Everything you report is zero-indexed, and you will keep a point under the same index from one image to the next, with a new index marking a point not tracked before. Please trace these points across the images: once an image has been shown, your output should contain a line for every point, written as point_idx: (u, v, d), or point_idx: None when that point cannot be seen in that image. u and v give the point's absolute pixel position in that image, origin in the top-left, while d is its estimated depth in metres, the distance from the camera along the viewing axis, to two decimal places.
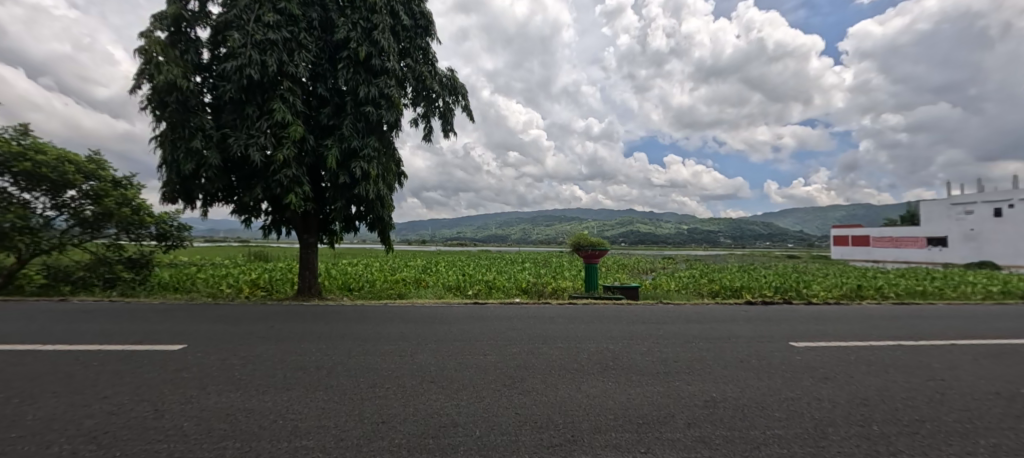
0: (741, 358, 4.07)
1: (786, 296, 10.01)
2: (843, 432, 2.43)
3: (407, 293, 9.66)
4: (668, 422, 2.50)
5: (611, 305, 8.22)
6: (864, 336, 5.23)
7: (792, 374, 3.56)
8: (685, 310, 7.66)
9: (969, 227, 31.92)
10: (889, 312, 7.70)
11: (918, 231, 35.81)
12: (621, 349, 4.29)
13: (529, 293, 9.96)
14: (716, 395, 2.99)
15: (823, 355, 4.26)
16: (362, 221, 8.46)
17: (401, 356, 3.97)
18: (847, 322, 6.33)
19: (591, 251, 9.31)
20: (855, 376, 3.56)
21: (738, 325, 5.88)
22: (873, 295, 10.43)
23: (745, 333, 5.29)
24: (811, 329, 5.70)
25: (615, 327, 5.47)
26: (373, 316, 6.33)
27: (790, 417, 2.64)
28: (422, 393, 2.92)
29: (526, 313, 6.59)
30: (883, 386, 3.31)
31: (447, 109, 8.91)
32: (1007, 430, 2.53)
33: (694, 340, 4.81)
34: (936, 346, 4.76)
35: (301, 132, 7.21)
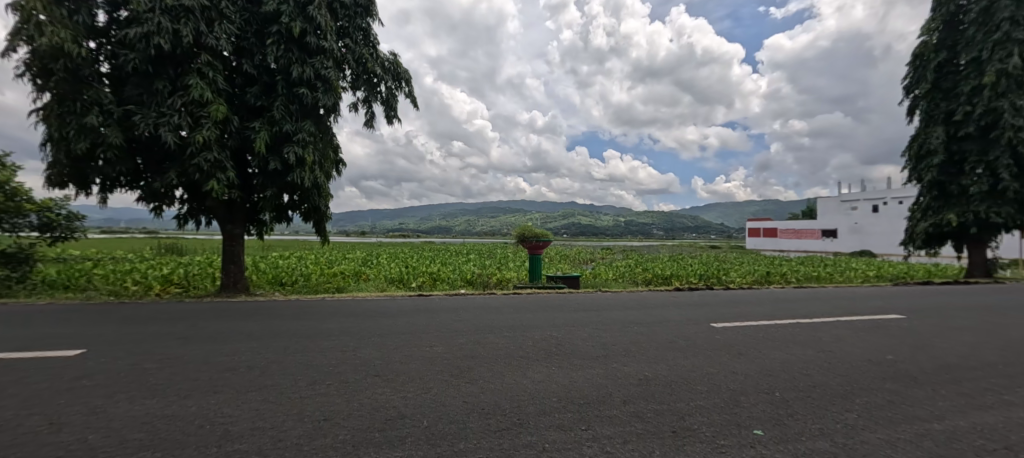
0: (670, 340, 4.44)
1: (709, 283, 11.01)
2: (753, 399, 2.79)
3: (346, 287, 9.27)
4: (606, 400, 2.70)
5: (554, 294, 8.54)
6: (772, 316, 5.94)
7: (712, 352, 3.98)
8: (622, 297, 8.13)
9: (854, 221, 36.85)
10: (792, 295, 8.78)
11: (816, 224, 40.78)
12: (563, 335, 4.50)
13: (474, 284, 10.04)
14: (648, 374, 3.26)
15: (738, 334, 4.79)
16: (295, 210, 7.94)
17: (344, 351, 3.84)
18: (759, 305, 7.13)
19: (535, 243, 9.51)
20: (764, 351, 4.05)
21: (667, 310, 6.37)
22: (779, 281, 11.82)
23: (674, 317, 5.77)
24: (729, 311, 6.35)
25: (558, 315, 5.71)
26: (310, 311, 6.04)
27: (710, 390, 2.96)
28: (367, 388, 2.87)
29: (471, 305, 6.61)
30: (786, 359, 3.79)
31: (389, 95, 8.59)
32: (875, 389, 3.05)
33: (630, 325, 5.17)
34: (826, 323, 5.55)
35: (224, 113, 6.58)
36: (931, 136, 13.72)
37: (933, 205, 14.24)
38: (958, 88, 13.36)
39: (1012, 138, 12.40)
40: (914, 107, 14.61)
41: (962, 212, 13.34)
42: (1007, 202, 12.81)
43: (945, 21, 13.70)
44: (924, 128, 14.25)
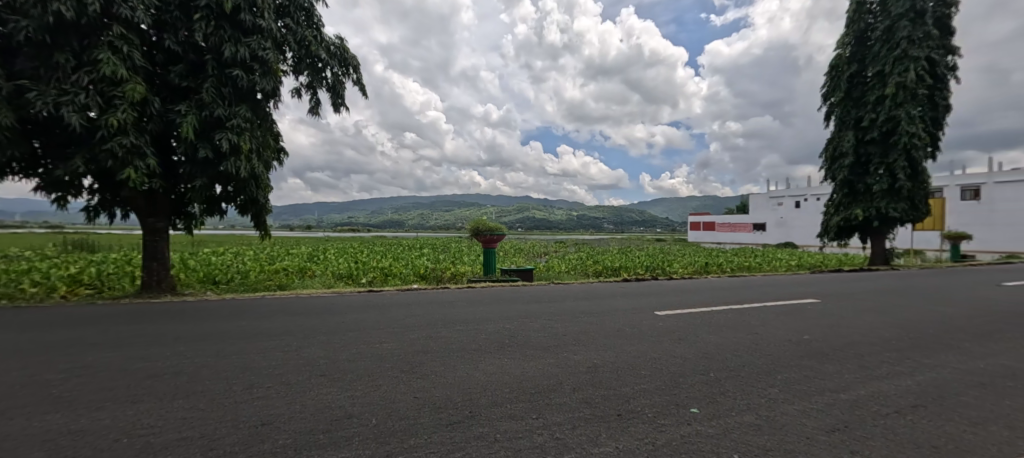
0: (617, 328, 4.65)
1: (654, 274, 11.61)
2: (690, 381, 3.00)
3: (289, 284, 8.77)
4: (556, 389, 2.78)
5: (507, 287, 8.62)
6: (709, 304, 6.38)
7: (655, 338, 4.22)
8: (574, 289, 8.35)
9: (780, 215, 40.46)
10: (727, 283, 9.48)
11: (749, 218, 44.14)
12: (516, 327, 4.57)
13: (428, 278, 9.89)
14: (597, 362, 3.39)
15: (679, 321, 5.11)
16: (230, 202, 7.38)
17: (287, 351, 3.66)
18: (699, 293, 7.62)
19: (489, 236, 9.52)
20: (701, 335, 4.35)
21: (615, 300, 6.64)
22: (716, 271, 12.71)
23: (622, 307, 6.03)
24: (672, 300, 6.74)
25: (511, 308, 5.78)
26: (249, 310, 5.67)
27: (652, 373, 3.14)
28: (312, 388, 2.76)
29: (424, 300, 6.51)
30: (721, 342, 4.11)
31: (336, 81, 8.17)
32: (794, 367, 3.39)
33: (580, 315, 5.35)
34: (756, 308, 6.06)
35: (143, 94, 5.94)
36: (843, 140, 15.33)
37: (844, 202, 15.91)
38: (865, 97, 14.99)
39: (906, 143, 14.11)
40: (830, 113, 16.20)
41: (867, 208, 15.01)
42: (902, 199, 14.55)
43: (856, 37, 15.27)
44: (838, 132, 15.86)
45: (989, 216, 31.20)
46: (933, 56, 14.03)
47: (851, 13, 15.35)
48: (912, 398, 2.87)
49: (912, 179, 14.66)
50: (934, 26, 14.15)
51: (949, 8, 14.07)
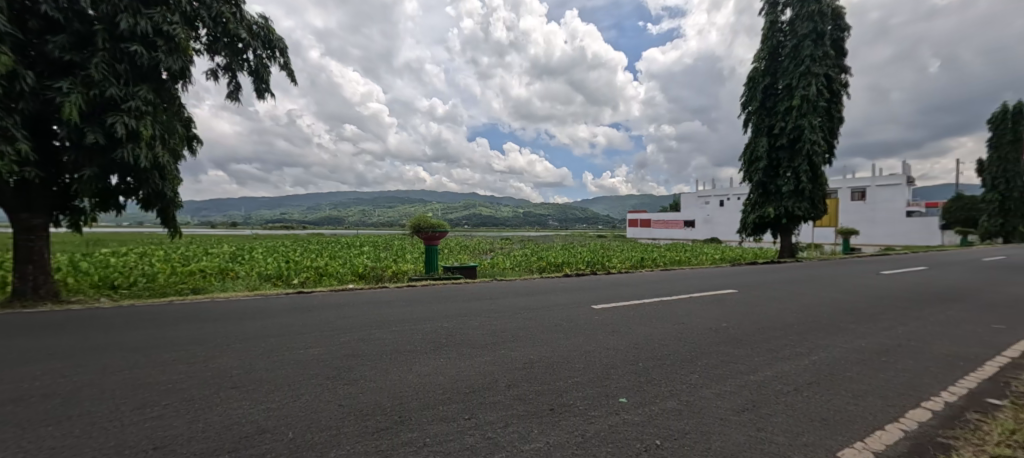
0: (556, 323, 4.74)
1: (593, 269, 12.03)
2: (621, 371, 3.13)
3: (206, 287, 7.97)
4: (491, 387, 2.77)
5: (450, 285, 8.49)
6: (642, 297, 6.72)
7: (590, 331, 4.37)
8: (517, 285, 8.42)
9: (707, 214, 43.86)
10: (659, 276, 10.07)
11: (681, 215, 47.36)
12: (456, 325, 4.50)
13: (366, 278, 9.45)
14: (533, 357, 3.43)
15: (613, 313, 5.33)
16: (130, 196, 6.55)
17: (197, 362, 3.30)
18: (634, 286, 8.01)
19: (431, 233, 9.29)
20: (633, 327, 4.57)
21: (555, 296, 6.78)
22: (650, 265, 13.47)
23: (561, 301, 6.18)
24: (608, 294, 7.02)
25: (452, 306, 5.69)
26: (155, 317, 5.06)
27: (585, 366, 3.24)
28: (223, 402, 2.51)
29: (360, 300, 6.21)
30: (650, 333, 4.35)
31: (259, 65, 7.52)
32: (713, 353, 3.67)
33: (520, 311, 5.39)
34: (683, 299, 6.49)
35: (10, 66, 5.03)
36: (758, 145, 17.02)
37: (759, 201, 17.59)
38: (776, 107, 16.66)
39: (809, 150, 15.87)
40: (748, 120, 17.80)
41: (778, 206, 16.73)
42: (805, 199, 16.34)
43: (769, 52, 16.89)
44: (754, 137, 17.50)
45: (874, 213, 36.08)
46: (830, 73, 15.85)
47: (766, 31, 16.95)
48: (808, 376, 3.21)
49: (813, 181, 16.52)
50: (831, 47, 16.01)
51: (844, 31, 15.98)
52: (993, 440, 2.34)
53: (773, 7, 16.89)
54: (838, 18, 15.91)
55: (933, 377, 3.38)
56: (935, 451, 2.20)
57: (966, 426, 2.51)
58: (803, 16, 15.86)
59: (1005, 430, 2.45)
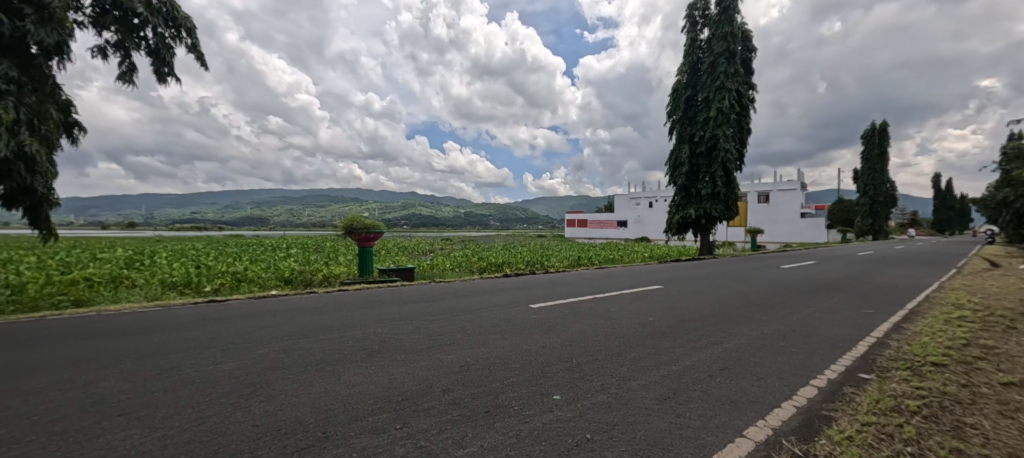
0: (493, 323, 4.74)
1: (532, 268, 12.25)
2: (555, 369, 3.20)
3: (94, 298, 6.91)
4: (425, 393, 2.69)
5: (385, 288, 8.16)
6: (578, 294, 6.96)
7: (527, 330, 4.42)
8: (455, 286, 8.30)
9: (638, 215, 46.69)
10: (593, 275, 10.49)
11: (614, 216, 49.88)
12: (391, 331, 4.33)
13: (292, 283, 8.79)
14: (470, 360, 3.40)
15: (550, 312, 5.45)
16: None
17: (78, 387, 2.84)
18: (570, 285, 8.28)
19: (365, 234, 8.86)
20: (568, 325, 4.71)
21: (494, 296, 6.80)
22: (585, 263, 14.01)
23: (500, 302, 6.20)
24: (546, 293, 7.18)
25: (388, 310, 5.47)
26: (22, 336, 4.29)
27: (521, 366, 3.27)
28: (109, 432, 2.18)
29: (284, 307, 5.73)
30: (583, 329, 4.50)
31: (160, 45, 6.67)
32: (640, 346, 3.89)
33: (458, 312, 5.33)
34: (615, 296, 6.81)
35: None
36: (681, 151, 18.45)
37: (682, 203, 19.04)
38: (697, 117, 18.15)
39: (724, 158, 17.48)
40: (672, 128, 19.20)
41: (698, 208, 18.22)
42: (721, 202, 17.96)
43: (690, 66, 18.35)
44: (677, 144, 18.93)
45: (776, 214, 40.75)
46: (741, 88, 17.59)
47: (687, 47, 18.39)
48: (721, 363, 3.52)
49: (728, 186, 18.21)
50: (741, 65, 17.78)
51: (751, 52, 17.82)
52: (864, 409, 2.72)
53: (694, 26, 18.39)
54: (747, 40, 17.71)
55: (819, 357, 3.88)
56: (820, 422, 2.52)
57: (843, 398, 2.91)
58: (718, 36, 17.44)
59: (871, 399, 2.88)
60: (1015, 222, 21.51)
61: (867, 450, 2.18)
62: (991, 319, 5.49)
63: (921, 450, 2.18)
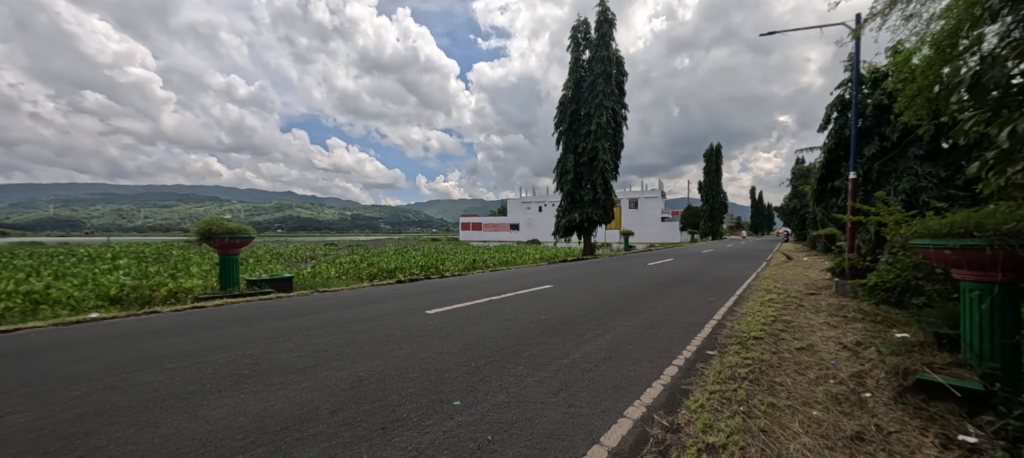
0: (387, 333, 4.48)
1: (426, 273, 11.94)
2: (455, 374, 3.16)
3: None
4: (310, 417, 2.42)
5: (256, 302, 7.14)
6: (473, 298, 7.00)
7: (424, 337, 4.29)
8: (342, 296, 7.65)
9: (529, 218, 49.02)
10: (488, 277, 10.68)
11: (507, 219, 51.56)
12: (265, 350, 3.80)
13: (123, 301, 7.11)
14: (362, 374, 3.16)
15: (447, 317, 5.38)
16: None
17: None
18: (465, 288, 8.29)
19: (227, 241, 7.55)
20: (465, 328, 4.70)
21: (387, 304, 6.44)
22: (480, 266, 14.17)
23: (393, 309, 5.92)
24: (441, 297, 7.07)
25: (260, 327, 4.80)
26: None
27: (419, 374, 3.16)
28: None
29: (112, 334, 4.59)
30: (480, 332, 4.55)
31: None
32: (535, 344, 4.07)
33: (347, 324, 4.93)
34: (509, 297, 7.03)
35: None
36: (567, 161, 19.96)
37: (568, 208, 20.53)
38: (580, 130, 19.81)
39: (602, 168, 19.38)
40: (559, 138, 20.64)
41: (581, 212, 19.84)
42: (600, 208, 19.85)
43: (574, 83, 19.97)
44: (564, 154, 20.40)
45: (643, 218, 46.63)
46: (616, 107, 19.75)
47: (571, 65, 19.97)
48: (605, 353, 3.88)
49: (606, 192, 20.21)
50: (616, 87, 19.95)
51: (624, 76, 20.12)
52: (712, 380, 3.25)
53: (577, 46, 20.05)
54: (620, 65, 19.94)
55: (679, 340, 4.54)
56: (681, 396, 2.93)
57: (696, 373, 3.44)
58: (597, 58, 19.33)
59: (715, 371, 3.46)
60: (801, 225, 28.18)
61: (714, 414, 2.62)
62: (790, 300, 7.07)
63: (750, 409, 2.69)
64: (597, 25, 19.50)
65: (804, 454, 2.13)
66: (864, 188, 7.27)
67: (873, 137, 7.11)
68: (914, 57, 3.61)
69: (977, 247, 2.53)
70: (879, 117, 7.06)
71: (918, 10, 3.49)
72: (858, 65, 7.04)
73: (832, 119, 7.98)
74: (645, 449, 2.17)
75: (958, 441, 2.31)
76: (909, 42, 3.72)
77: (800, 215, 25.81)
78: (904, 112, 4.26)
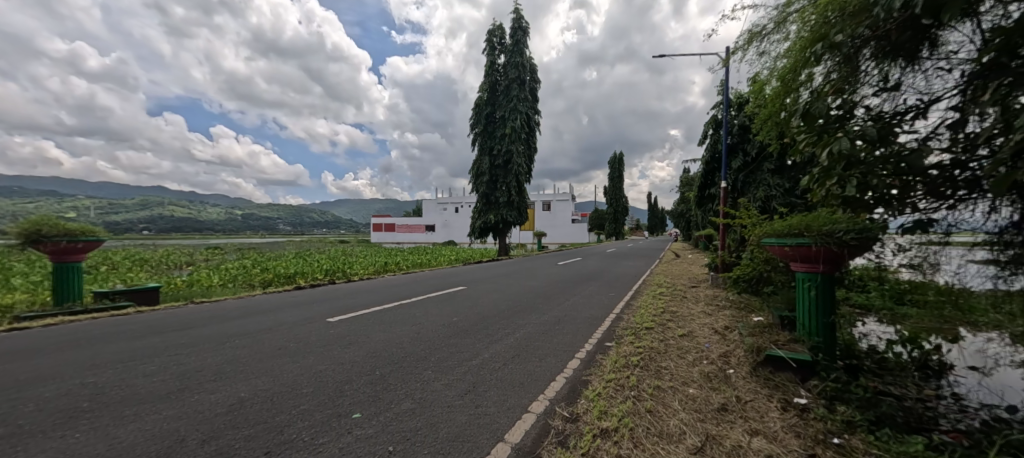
0: (278, 346, 4.06)
1: (331, 278, 11.09)
2: (356, 385, 2.98)
3: None
4: (174, 450, 2.08)
5: (108, 318, 5.95)
6: (380, 302, 6.68)
7: (323, 348, 3.97)
8: (226, 306, 6.75)
9: (444, 219, 48.32)
10: (399, 280, 10.28)
11: (422, 220, 50.24)
12: (117, 377, 3.18)
13: None
14: (245, 394, 2.81)
15: (350, 324, 5.05)
16: None
17: None
18: (373, 293, 7.87)
19: (63, 245, 6.11)
20: (370, 335, 4.46)
21: (281, 313, 5.84)
22: (392, 269, 13.58)
23: (288, 319, 5.38)
24: (346, 303, 6.61)
25: (111, 348, 4.01)
26: None
27: (314, 389, 2.91)
28: None
29: None
30: (387, 338, 4.35)
31: None
32: (444, 347, 4.01)
33: (229, 339, 4.35)
34: (420, 300, 6.84)
35: None
36: (482, 162, 20.08)
37: (483, 209, 20.64)
38: (495, 133, 20.11)
39: (516, 171, 19.86)
40: (475, 140, 20.69)
41: (496, 214, 20.10)
42: (515, 209, 20.32)
43: (489, 86, 20.19)
44: (479, 155, 20.50)
45: (554, 220, 48.91)
46: (529, 112, 20.41)
47: (487, 68, 20.14)
48: (513, 351, 3.98)
49: (520, 194, 20.77)
50: (529, 93, 20.62)
51: (537, 83, 20.89)
52: (609, 369, 3.52)
53: (492, 50, 20.29)
54: (534, 72, 20.65)
55: (582, 335, 4.84)
56: (581, 386, 3.12)
57: (595, 364, 3.69)
58: (511, 64, 19.79)
59: (612, 361, 3.75)
60: (688, 227, 31.93)
61: (609, 400, 2.83)
62: (676, 292, 7.97)
63: (640, 393, 2.96)
64: (512, 31, 19.98)
65: (681, 428, 2.41)
66: (731, 195, 8.51)
67: (738, 152, 8.36)
68: (766, 86, 4.32)
69: (808, 245, 3.15)
70: (742, 135, 8.33)
71: (769, 47, 4.18)
72: (727, 90, 8.21)
73: (708, 135, 9.20)
74: (546, 441, 2.26)
75: (793, 403, 2.81)
76: (762, 73, 4.44)
77: (687, 217, 29.22)
78: (758, 131, 5.07)
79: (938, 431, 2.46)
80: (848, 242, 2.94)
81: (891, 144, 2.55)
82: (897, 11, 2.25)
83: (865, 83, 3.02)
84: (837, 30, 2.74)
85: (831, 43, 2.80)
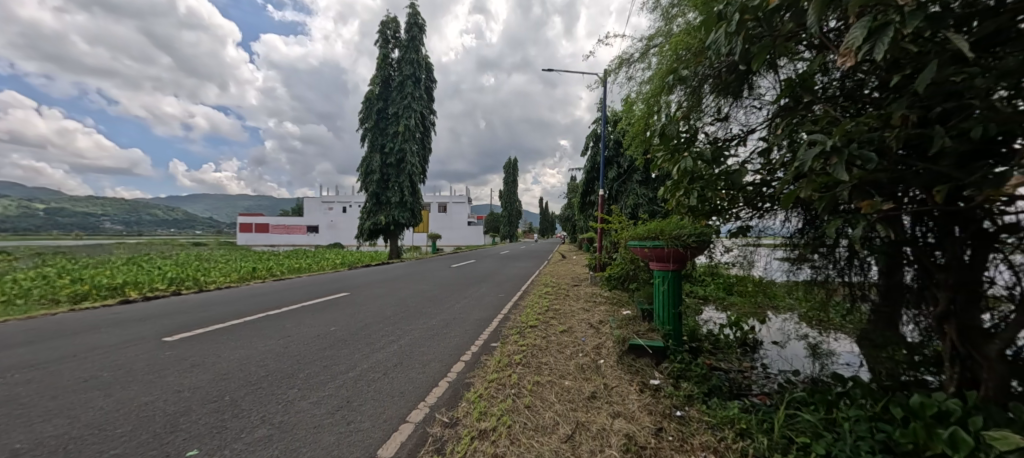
0: (87, 377, 3.23)
1: (178, 288, 9.30)
2: (196, 416, 2.52)
3: None
4: None
5: None
6: (242, 314, 5.80)
7: (154, 374, 3.28)
8: (12, 329, 5.16)
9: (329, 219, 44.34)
10: (269, 288, 9.09)
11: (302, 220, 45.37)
12: None
13: None
14: (24, 445, 2.17)
15: (197, 343, 4.28)
16: None
17: None
18: (233, 304, 6.81)
19: None
20: (222, 354, 3.84)
21: (97, 335, 4.66)
22: (262, 275, 11.96)
23: (106, 342, 4.33)
24: (195, 318, 5.59)
25: None
26: None
27: (136, 427, 2.38)
28: None
29: None
30: (245, 356, 3.79)
31: None
32: (316, 361, 3.64)
33: (7, 373, 3.31)
34: (292, 310, 6.13)
35: None
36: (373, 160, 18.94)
37: (372, 209, 19.46)
38: (387, 130, 19.17)
39: (410, 170, 19.18)
40: (364, 136, 19.42)
41: (387, 214, 19.12)
42: (407, 210, 19.58)
43: (382, 81, 19.17)
44: (369, 152, 19.31)
45: (450, 222, 48.55)
46: (424, 112, 19.93)
47: (379, 61, 19.11)
48: (394, 360, 3.80)
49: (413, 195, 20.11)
50: (425, 92, 20.15)
51: (433, 82, 20.53)
52: (492, 370, 3.58)
53: (385, 43, 19.32)
54: (429, 71, 20.25)
55: (469, 337, 4.86)
56: (463, 390, 3.12)
57: (479, 365, 3.73)
58: (406, 60, 19.11)
59: (495, 361, 3.82)
60: (574, 230, 34.53)
61: (489, 401, 2.88)
62: (559, 291, 8.53)
63: (518, 391, 3.06)
64: (407, 27, 19.32)
65: (554, 419, 2.57)
66: (608, 202, 9.44)
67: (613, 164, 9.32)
68: (633, 108, 4.88)
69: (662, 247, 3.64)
70: (617, 149, 9.32)
71: (635, 74, 4.75)
72: (605, 108, 9.11)
73: (589, 147, 10.09)
74: (422, 450, 2.20)
75: (649, 384, 3.21)
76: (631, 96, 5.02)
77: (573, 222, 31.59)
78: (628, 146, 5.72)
79: (750, 395, 3.06)
80: (690, 243, 3.62)
81: (721, 164, 3.07)
82: (723, 56, 2.72)
83: (704, 113, 3.61)
84: (684, 66, 3.22)
85: (679, 76, 3.28)
